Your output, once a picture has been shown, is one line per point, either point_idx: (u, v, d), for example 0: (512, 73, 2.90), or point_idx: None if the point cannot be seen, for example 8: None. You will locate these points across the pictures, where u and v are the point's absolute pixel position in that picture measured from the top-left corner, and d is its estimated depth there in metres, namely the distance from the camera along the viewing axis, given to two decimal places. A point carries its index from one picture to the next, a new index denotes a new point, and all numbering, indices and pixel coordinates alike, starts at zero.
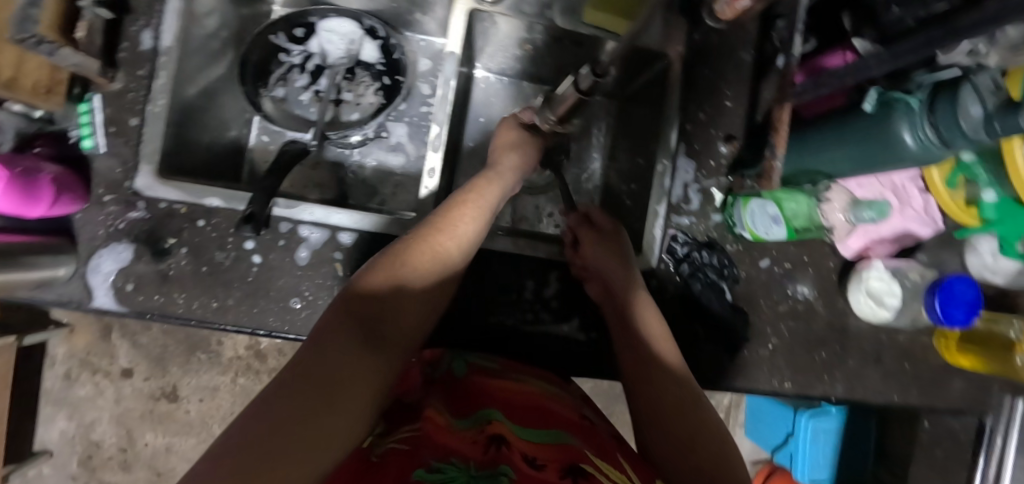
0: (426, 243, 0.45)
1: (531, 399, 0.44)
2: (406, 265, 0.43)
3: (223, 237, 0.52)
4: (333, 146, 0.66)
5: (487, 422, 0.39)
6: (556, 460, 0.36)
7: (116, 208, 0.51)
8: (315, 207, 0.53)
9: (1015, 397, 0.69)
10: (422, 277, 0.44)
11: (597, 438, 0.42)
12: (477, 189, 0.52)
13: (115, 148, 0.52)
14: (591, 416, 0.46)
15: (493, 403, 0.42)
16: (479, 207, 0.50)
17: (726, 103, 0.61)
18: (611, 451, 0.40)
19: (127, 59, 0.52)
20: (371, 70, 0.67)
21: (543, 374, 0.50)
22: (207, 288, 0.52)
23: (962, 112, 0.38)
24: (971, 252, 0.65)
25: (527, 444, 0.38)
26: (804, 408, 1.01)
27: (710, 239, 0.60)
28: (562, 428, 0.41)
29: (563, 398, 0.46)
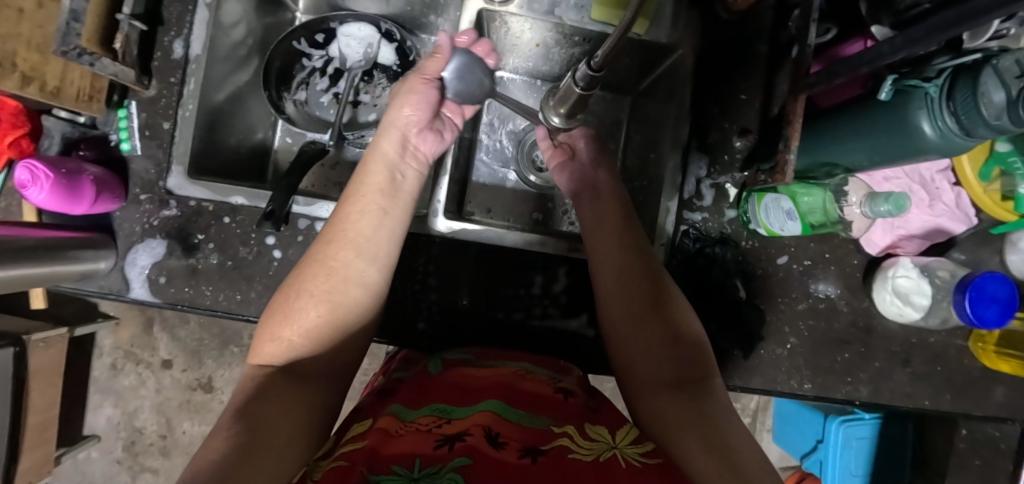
0: (320, 263, 0.44)
1: (490, 382, 0.45)
2: (302, 292, 0.43)
3: (246, 233, 0.55)
4: (352, 146, 0.68)
5: (446, 418, 0.40)
6: (517, 438, 0.37)
7: (151, 206, 0.55)
8: (331, 203, 0.55)
9: None
10: (318, 299, 0.43)
11: (567, 410, 0.43)
12: (379, 177, 0.49)
13: (149, 150, 0.56)
14: (566, 387, 0.47)
15: (453, 394, 0.43)
16: (387, 197, 0.49)
17: (741, 96, 0.59)
18: (579, 420, 0.42)
19: (160, 68, 0.56)
20: (387, 72, 0.70)
21: (522, 356, 0.52)
22: (232, 281, 0.55)
23: (982, 98, 0.37)
24: (1012, 249, 0.60)
25: (491, 418, 0.39)
26: (836, 414, 0.98)
27: (724, 235, 0.59)
28: (530, 409, 0.42)
29: (535, 376, 0.48)
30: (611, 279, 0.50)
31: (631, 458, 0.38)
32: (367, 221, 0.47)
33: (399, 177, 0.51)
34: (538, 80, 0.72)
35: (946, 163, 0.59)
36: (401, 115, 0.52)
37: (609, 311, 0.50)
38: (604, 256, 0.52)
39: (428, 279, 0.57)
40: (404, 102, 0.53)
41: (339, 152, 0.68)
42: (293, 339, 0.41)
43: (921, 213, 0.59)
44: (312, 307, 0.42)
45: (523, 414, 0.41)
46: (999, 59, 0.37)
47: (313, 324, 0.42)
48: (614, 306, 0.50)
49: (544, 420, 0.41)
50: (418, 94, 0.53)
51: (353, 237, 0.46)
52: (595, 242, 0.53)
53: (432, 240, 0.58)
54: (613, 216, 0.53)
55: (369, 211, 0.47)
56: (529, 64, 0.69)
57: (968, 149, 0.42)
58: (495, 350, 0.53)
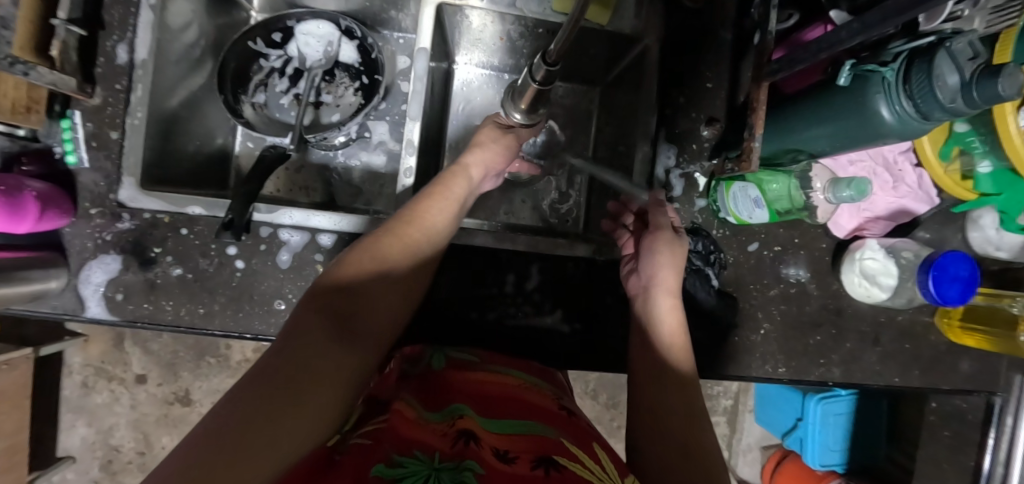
0: (398, 233, 0.46)
1: (504, 391, 0.44)
2: (380, 253, 0.44)
3: (206, 244, 0.53)
4: (317, 149, 0.67)
5: (458, 417, 0.39)
6: (528, 450, 0.36)
7: (103, 220, 0.53)
8: (294, 210, 0.53)
9: None
10: (392, 263, 0.45)
11: (571, 428, 0.42)
12: (455, 187, 0.52)
13: (97, 162, 0.53)
14: (569, 406, 0.47)
15: (465, 396, 0.43)
16: (452, 201, 0.51)
17: (707, 85, 0.59)
18: (585, 440, 0.40)
19: (104, 74, 0.53)
20: (350, 70, 0.67)
21: (522, 365, 0.52)
22: (193, 295, 0.53)
23: (937, 80, 0.37)
24: (973, 227, 0.62)
25: (499, 436, 0.37)
26: (814, 392, 1.01)
27: (695, 225, 0.59)
28: (535, 419, 0.41)
29: (539, 389, 0.47)
30: (655, 380, 0.46)
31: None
32: (440, 216, 0.49)
33: (462, 187, 0.53)
34: (505, 74, 0.70)
35: (908, 144, 0.60)
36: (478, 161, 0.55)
37: (644, 418, 0.44)
38: (647, 363, 0.48)
39: None
40: (485, 143, 0.56)
41: (303, 155, 0.67)
42: (365, 288, 0.42)
43: (885, 196, 0.59)
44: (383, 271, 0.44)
45: (528, 425, 0.39)
46: (952, 42, 0.38)
47: (389, 287, 0.44)
48: (646, 418, 0.44)
49: (553, 431, 0.39)
50: (503, 145, 0.57)
51: (427, 223, 0.48)
52: (642, 343, 0.49)
53: None
54: (666, 309, 0.49)
55: (445, 208, 0.50)
56: (496, 58, 0.68)
57: (921, 134, 0.42)
58: (500, 355, 0.53)
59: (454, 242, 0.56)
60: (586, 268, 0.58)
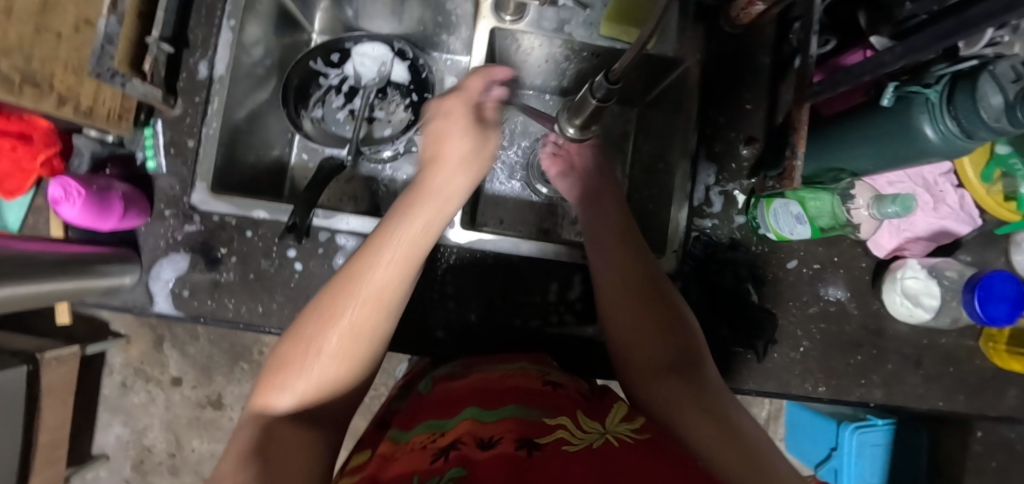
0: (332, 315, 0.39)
1: (488, 384, 0.46)
2: (314, 349, 0.38)
3: (268, 246, 0.57)
4: (367, 162, 0.70)
5: (440, 432, 0.41)
6: (510, 431, 0.37)
7: (175, 221, 0.56)
8: (352, 216, 0.56)
9: None
10: (331, 353, 0.38)
11: (556, 401, 0.43)
12: (410, 233, 0.42)
13: (174, 167, 0.57)
14: (555, 379, 0.48)
15: (443, 409, 0.45)
16: (408, 257, 0.41)
17: (746, 107, 0.61)
18: (571, 409, 0.41)
19: (185, 88, 0.57)
20: (401, 89, 0.72)
21: (507, 357, 0.54)
22: (254, 294, 0.56)
23: (981, 102, 0.38)
24: (1017, 250, 0.62)
25: (481, 426, 0.39)
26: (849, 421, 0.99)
27: (734, 241, 0.61)
28: (519, 401, 0.42)
29: (526, 372, 0.49)
30: (613, 287, 0.49)
31: (623, 436, 0.37)
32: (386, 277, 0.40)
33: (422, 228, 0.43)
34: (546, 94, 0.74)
35: (949, 166, 0.60)
36: (440, 178, 0.46)
37: (610, 321, 0.48)
38: (607, 273, 0.50)
39: (446, 289, 0.58)
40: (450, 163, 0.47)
41: (354, 168, 0.70)
42: (304, 389, 0.38)
43: (925, 216, 0.60)
44: (329, 365, 0.38)
45: (514, 410, 0.41)
46: (997, 68, 0.38)
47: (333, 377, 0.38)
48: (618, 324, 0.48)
49: (537, 412, 0.40)
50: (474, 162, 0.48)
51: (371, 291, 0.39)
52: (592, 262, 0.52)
53: (449, 250, 0.59)
54: (611, 218, 0.53)
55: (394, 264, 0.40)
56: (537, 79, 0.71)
57: (970, 150, 0.42)
58: (482, 357, 0.55)
59: (465, 257, 0.59)
60: None
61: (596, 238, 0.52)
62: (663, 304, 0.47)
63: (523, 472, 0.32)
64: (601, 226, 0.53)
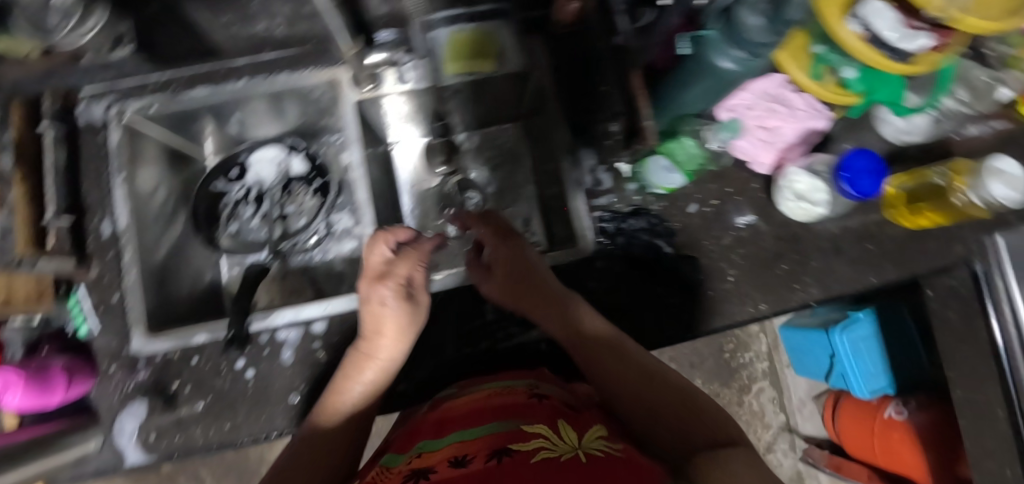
0: (324, 409, 0.54)
1: (475, 404, 0.52)
2: (309, 450, 0.52)
3: (217, 364, 0.59)
4: (295, 254, 0.74)
5: (417, 455, 0.47)
6: (480, 449, 0.44)
7: (122, 374, 0.58)
8: (284, 310, 0.60)
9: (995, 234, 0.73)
10: (323, 438, 0.52)
11: (536, 411, 0.49)
12: (370, 369, 0.54)
13: (105, 325, 0.59)
14: (542, 391, 0.54)
15: (429, 432, 0.50)
16: (382, 369, 0.55)
17: None
18: (551, 418, 0.48)
19: (95, 249, 0.60)
20: (303, 179, 0.75)
21: (506, 374, 0.59)
22: (217, 413, 0.58)
23: (746, 29, 0.44)
24: (881, 123, 0.71)
25: (465, 443, 0.46)
26: (836, 324, 1.06)
27: (636, 207, 0.66)
28: (502, 418, 0.48)
29: (515, 389, 0.54)
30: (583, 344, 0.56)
31: (593, 450, 0.42)
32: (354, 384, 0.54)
33: (387, 352, 0.54)
34: None
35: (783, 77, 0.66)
36: (383, 341, 0.53)
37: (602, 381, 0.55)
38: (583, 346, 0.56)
39: None
40: (381, 308, 0.52)
41: (284, 264, 0.74)
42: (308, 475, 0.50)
43: (790, 125, 0.65)
44: (331, 450, 0.52)
45: (494, 426, 0.47)
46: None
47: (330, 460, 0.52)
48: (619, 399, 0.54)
49: (516, 422, 0.47)
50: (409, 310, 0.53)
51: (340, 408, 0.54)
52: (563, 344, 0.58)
53: None
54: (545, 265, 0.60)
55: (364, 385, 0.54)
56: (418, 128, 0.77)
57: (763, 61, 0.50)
58: (479, 377, 0.60)
59: None
60: None
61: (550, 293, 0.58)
62: (636, 375, 0.53)
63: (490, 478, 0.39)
64: (547, 314, 0.57)
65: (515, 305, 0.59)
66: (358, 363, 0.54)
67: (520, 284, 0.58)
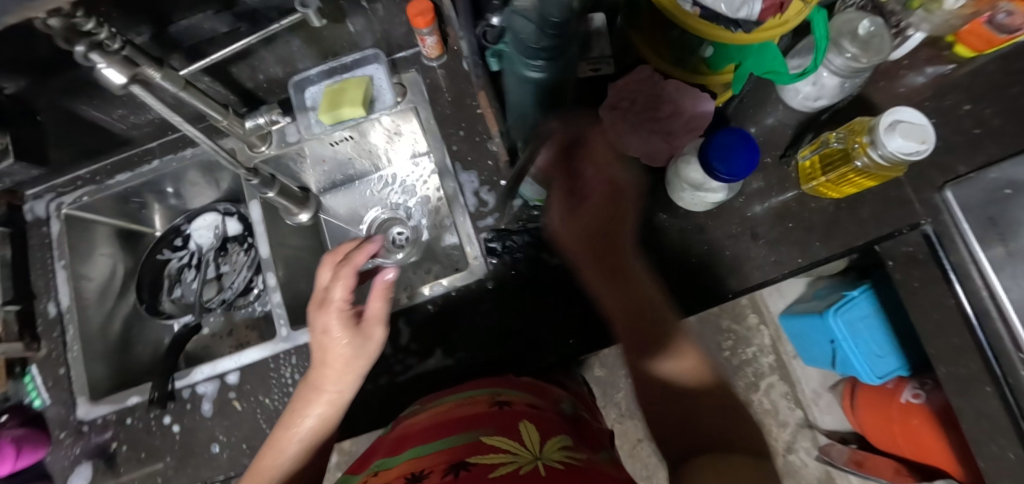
0: (270, 449, 0.50)
1: (438, 418, 0.49)
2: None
3: (148, 423, 0.64)
4: (239, 309, 0.78)
5: (373, 474, 0.44)
6: (439, 463, 0.41)
7: (70, 440, 0.65)
8: (202, 365, 0.65)
9: (944, 190, 0.65)
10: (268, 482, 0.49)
11: (500, 421, 0.47)
12: (319, 408, 0.50)
13: (56, 396, 0.66)
14: (506, 399, 0.51)
15: (387, 449, 0.48)
16: (333, 404, 0.50)
17: (478, 111, 0.68)
18: (516, 425, 0.46)
19: (44, 329, 0.68)
20: (236, 240, 0.81)
21: (486, 380, 0.56)
22: (150, 468, 0.63)
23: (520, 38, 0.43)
24: (791, 91, 0.66)
25: (415, 460, 0.43)
26: (830, 306, 0.97)
27: (523, 223, 0.64)
28: (463, 429, 0.46)
29: (479, 400, 0.52)
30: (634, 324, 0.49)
31: (552, 462, 0.40)
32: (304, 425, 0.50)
33: (339, 385, 0.50)
34: (356, 182, 0.85)
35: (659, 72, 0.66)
36: (329, 376, 0.50)
37: (659, 376, 0.46)
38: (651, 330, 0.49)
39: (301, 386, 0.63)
40: (326, 339, 0.50)
41: (229, 317, 0.78)
42: None
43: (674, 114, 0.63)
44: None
45: (450, 440, 0.44)
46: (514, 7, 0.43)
47: None
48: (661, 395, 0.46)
49: (477, 433, 0.45)
50: (355, 338, 0.50)
51: (286, 448, 0.50)
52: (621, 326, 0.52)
53: (290, 353, 0.64)
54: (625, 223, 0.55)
55: (314, 425, 0.50)
56: (336, 176, 0.82)
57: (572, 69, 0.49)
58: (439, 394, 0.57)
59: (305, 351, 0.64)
60: (445, 301, 0.64)
61: (617, 259, 0.53)
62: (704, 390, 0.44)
63: None
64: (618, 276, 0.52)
65: (588, 262, 0.54)
66: (308, 398, 0.51)
67: (598, 243, 0.54)
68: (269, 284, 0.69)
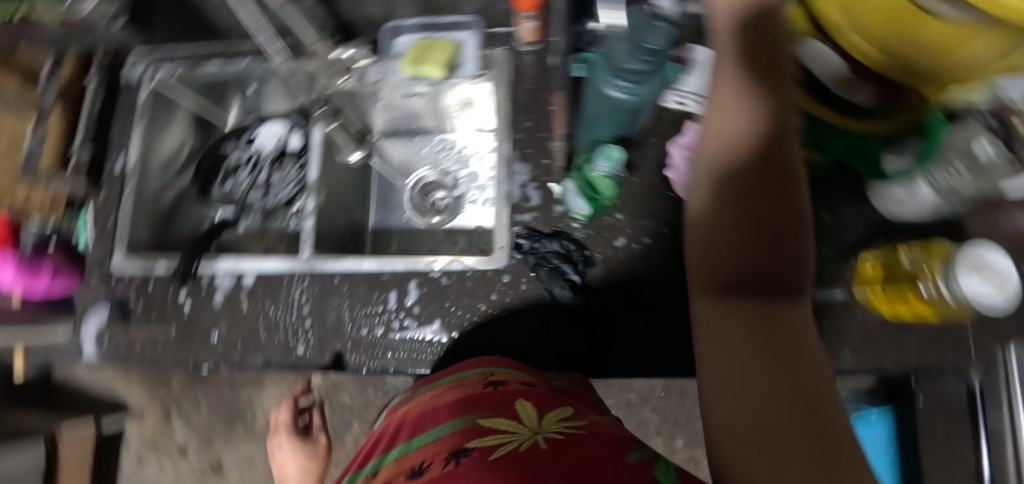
0: None
1: (431, 402, 0.47)
2: None
3: (166, 293, 0.69)
4: (276, 218, 0.84)
5: (376, 473, 0.42)
6: (438, 453, 0.39)
7: (99, 283, 0.71)
8: (227, 257, 0.68)
9: (1004, 347, 0.59)
10: None
11: (494, 400, 0.44)
12: None
13: (99, 242, 0.73)
14: (498, 378, 0.49)
15: (385, 442, 0.46)
16: None
17: (551, 108, 0.67)
18: (511, 403, 0.43)
19: (108, 180, 0.75)
20: (295, 156, 0.83)
21: (475, 361, 0.55)
22: (157, 333, 0.68)
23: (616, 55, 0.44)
24: (884, 194, 0.61)
25: (412, 454, 0.40)
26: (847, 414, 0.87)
27: (557, 230, 0.64)
28: (459, 413, 0.43)
29: (469, 379, 0.50)
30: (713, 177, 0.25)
31: (554, 433, 0.38)
32: None
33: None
34: (417, 136, 0.86)
35: None
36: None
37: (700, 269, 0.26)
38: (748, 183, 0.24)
39: (303, 309, 0.66)
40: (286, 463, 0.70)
41: (264, 224, 0.83)
42: None
43: None
44: None
45: (446, 427, 0.42)
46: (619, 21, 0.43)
47: None
48: (698, 268, 0.26)
49: (472, 416, 0.42)
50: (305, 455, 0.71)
51: None
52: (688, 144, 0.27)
53: (305, 275, 0.67)
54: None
55: None
56: (403, 124, 0.83)
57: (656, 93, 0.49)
58: (433, 376, 0.57)
59: (319, 279, 0.67)
60: (459, 279, 0.64)
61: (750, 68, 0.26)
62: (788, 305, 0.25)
63: None
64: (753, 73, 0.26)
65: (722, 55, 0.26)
66: None
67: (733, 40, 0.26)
68: (308, 209, 0.72)
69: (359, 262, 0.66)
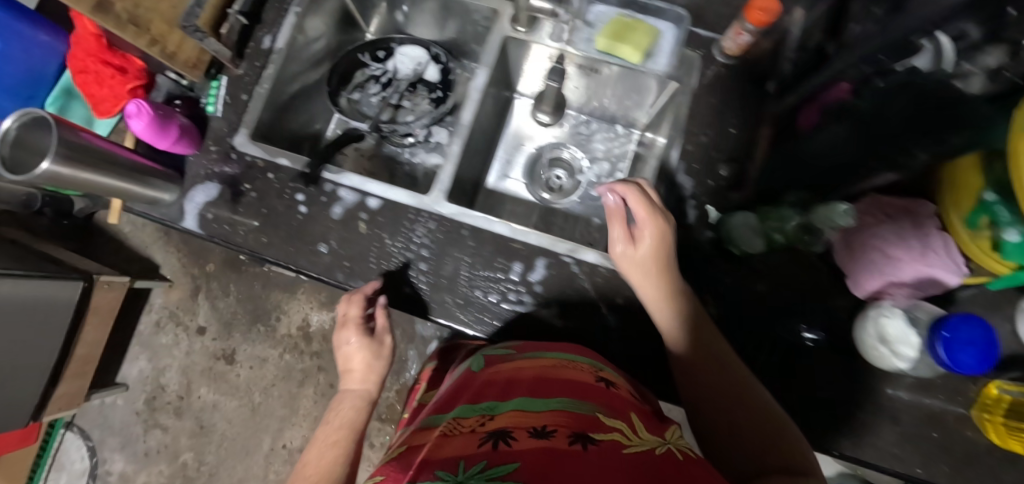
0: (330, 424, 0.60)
1: (542, 370, 0.45)
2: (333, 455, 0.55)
3: (282, 188, 0.66)
4: (390, 144, 0.79)
5: (491, 416, 0.39)
6: (565, 425, 0.36)
7: (216, 156, 0.68)
8: (354, 175, 0.65)
9: None
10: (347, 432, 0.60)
11: (613, 399, 0.42)
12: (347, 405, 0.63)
13: (226, 114, 0.70)
14: (607, 377, 0.46)
15: (491, 392, 0.43)
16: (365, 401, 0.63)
17: (729, 130, 0.66)
18: (627, 410, 0.41)
19: (251, 53, 0.71)
20: (430, 87, 0.81)
21: (566, 346, 0.51)
22: (263, 226, 0.65)
23: None
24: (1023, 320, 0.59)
25: (527, 416, 0.38)
26: None
27: None
28: (574, 395, 0.41)
29: (576, 364, 0.47)
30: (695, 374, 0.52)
31: (684, 450, 0.36)
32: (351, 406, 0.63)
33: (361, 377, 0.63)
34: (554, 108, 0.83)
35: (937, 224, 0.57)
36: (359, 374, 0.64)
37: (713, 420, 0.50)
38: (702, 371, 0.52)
39: (421, 250, 0.63)
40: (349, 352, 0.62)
41: (376, 146, 0.79)
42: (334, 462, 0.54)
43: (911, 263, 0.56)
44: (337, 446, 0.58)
45: (566, 403, 0.40)
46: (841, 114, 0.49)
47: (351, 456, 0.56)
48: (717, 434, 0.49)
49: (590, 406, 0.39)
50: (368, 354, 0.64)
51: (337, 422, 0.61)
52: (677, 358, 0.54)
53: (432, 217, 0.64)
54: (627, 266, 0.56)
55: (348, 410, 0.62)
56: None
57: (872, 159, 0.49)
58: (535, 343, 0.54)
59: (445, 226, 0.64)
60: (589, 273, 0.62)
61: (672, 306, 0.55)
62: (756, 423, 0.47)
63: (586, 464, 0.31)
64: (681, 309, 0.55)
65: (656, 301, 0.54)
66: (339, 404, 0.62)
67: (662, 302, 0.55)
68: (449, 152, 0.68)
69: (490, 219, 0.64)
